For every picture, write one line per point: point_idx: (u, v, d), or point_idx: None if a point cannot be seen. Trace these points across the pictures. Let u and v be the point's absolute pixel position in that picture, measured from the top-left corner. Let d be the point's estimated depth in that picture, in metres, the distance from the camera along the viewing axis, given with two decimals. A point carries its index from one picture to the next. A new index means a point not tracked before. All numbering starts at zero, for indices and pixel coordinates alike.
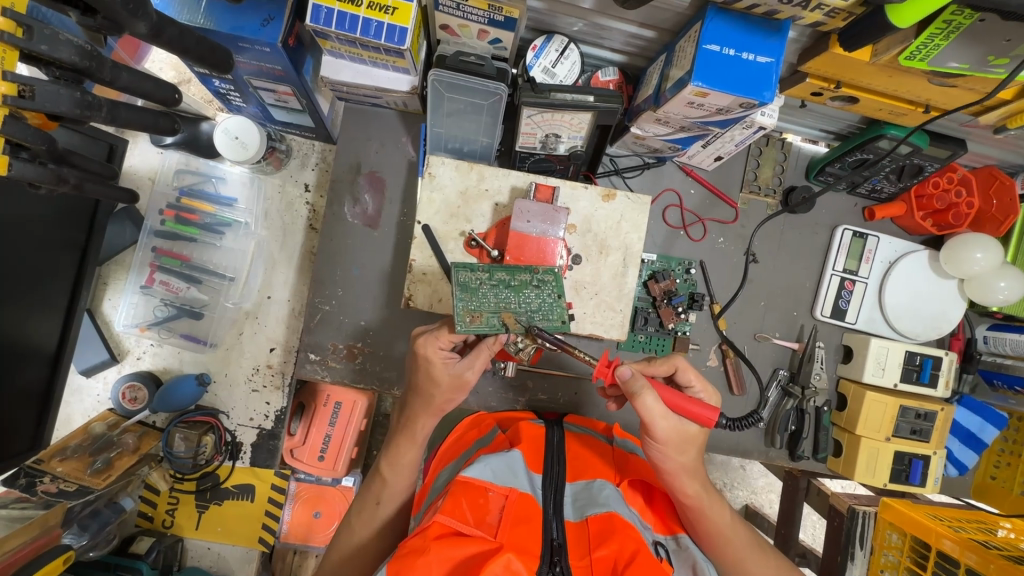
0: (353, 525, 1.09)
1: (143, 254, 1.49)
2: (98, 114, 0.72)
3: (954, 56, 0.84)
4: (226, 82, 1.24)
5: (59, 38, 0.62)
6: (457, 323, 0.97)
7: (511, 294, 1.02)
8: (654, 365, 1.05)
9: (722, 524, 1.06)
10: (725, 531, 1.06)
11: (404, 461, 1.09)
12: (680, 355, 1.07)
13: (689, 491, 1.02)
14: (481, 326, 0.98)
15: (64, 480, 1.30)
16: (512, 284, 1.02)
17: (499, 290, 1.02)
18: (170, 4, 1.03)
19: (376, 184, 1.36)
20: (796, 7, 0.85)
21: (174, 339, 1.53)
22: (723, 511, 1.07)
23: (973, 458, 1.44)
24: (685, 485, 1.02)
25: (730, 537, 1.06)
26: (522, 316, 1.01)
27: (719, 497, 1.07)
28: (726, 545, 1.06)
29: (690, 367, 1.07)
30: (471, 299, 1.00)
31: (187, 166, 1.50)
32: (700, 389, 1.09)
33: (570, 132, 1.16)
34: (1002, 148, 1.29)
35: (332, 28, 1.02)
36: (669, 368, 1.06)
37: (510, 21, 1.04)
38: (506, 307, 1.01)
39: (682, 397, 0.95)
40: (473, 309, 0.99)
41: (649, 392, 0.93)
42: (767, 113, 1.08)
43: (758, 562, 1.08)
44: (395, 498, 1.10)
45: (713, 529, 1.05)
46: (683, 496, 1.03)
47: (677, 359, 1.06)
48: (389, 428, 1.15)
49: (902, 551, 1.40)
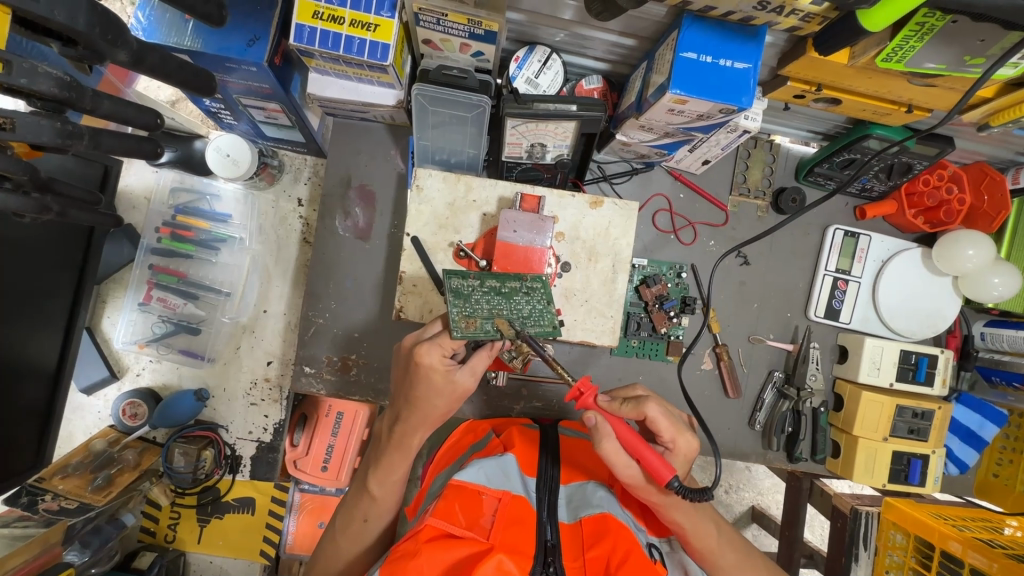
0: (338, 540, 1.09)
1: (140, 271, 1.51)
2: (80, 143, 0.72)
3: (929, 57, 0.84)
4: (217, 102, 1.27)
5: (38, 71, 0.61)
6: (452, 330, 0.98)
7: (502, 300, 1.04)
8: (621, 408, 0.98)
9: (707, 542, 1.02)
10: (715, 553, 1.03)
11: (393, 478, 1.07)
12: (653, 402, 0.97)
13: (677, 520, 1.00)
14: (477, 332, 0.99)
15: (64, 498, 1.33)
16: (503, 291, 1.05)
17: (492, 297, 1.04)
18: (156, 28, 1.05)
19: (366, 197, 1.37)
20: (770, 13, 0.86)
21: (173, 354, 1.54)
22: (709, 529, 1.03)
23: (973, 456, 1.44)
24: (671, 513, 1.00)
25: (714, 552, 1.04)
26: (514, 321, 1.02)
27: (706, 514, 1.04)
28: (712, 558, 1.04)
29: (662, 417, 0.97)
30: (464, 305, 1.01)
31: (182, 184, 1.52)
32: (677, 438, 0.99)
33: (556, 141, 1.17)
34: (991, 144, 1.28)
35: (316, 46, 1.03)
36: (638, 416, 0.98)
37: (490, 34, 1.04)
38: (499, 313, 1.02)
39: (642, 450, 0.90)
40: (468, 315, 1.00)
41: (608, 437, 0.94)
42: (750, 116, 1.08)
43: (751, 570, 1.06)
44: (382, 514, 1.09)
45: (704, 547, 1.03)
46: (671, 521, 1.01)
47: (646, 405, 0.97)
48: (379, 439, 1.11)
49: (906, 551, 1.41)
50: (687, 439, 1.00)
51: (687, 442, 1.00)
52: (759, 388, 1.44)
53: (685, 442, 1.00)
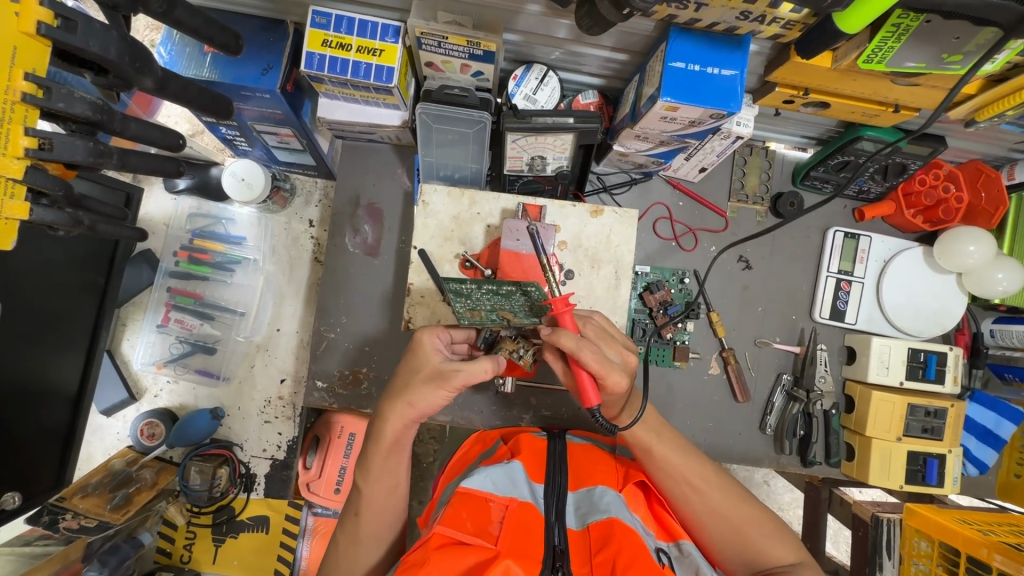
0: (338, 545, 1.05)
1: (159, 294, 1.57)
2: (110, 163, 0.77)
3: (909, 56, 0.88)
4: (233, 129, 1.34)
5: (75, 95, 0.69)
6: (458, 318, 0.95)
7: (503, 299, 1.04)
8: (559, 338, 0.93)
9: (707, 496, 1.05)
10: (721, 509, 1.04)
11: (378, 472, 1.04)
12: (581, 347, 0.92)
13: (664, 457, 1.06)
14: (482, 321, 0.96)
15: (84, 516, 1.36)
16: (502, 290, 1.05)
17: (493, 296, 1.03)
18: (178, 61, 1.12)
19: (375, 215, 1.43)
20: (753, 22, 0.90)
21: (190, 374, 1.59)
22: (695, 467, 1.07)
23: (992, 455, 1.41)
24: (661, 455, 1.06)
25: (700, 488, 1.06)
26: (519, 314, 1.02)
27: (696, 458, 1.08)
28: (695, 496, 1.05)
29: (589, 359, 0.93)
30: (466, 301, 1.00)
31: (199, 210, 1.59)
32: (607, 373, 0.96)
33: (555, 153, 1.22)
34: (983, 142, 1.30)
35: (325, 72, 1.09)
36: (574, 352, 0.93)
37: (489, 54, 1.09)
38: (501, 308, 1.02)
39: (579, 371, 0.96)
40: (472, 308, 0.98)
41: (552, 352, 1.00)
42: (742, 122, 1.11)
43: (766, 528, 1.04)
44: (376, 507, 1.04)
45: (684, 490, 1.06)
46: (664, 463, 1.06)
47: (580, 348, 0.92)
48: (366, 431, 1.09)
49: (933, 560, 1.35)
50: (619, 377, 0.97)
51: (615, 379, 0.97)
52: (768, 392, 1.44)
53: (615, 381, 0.97)
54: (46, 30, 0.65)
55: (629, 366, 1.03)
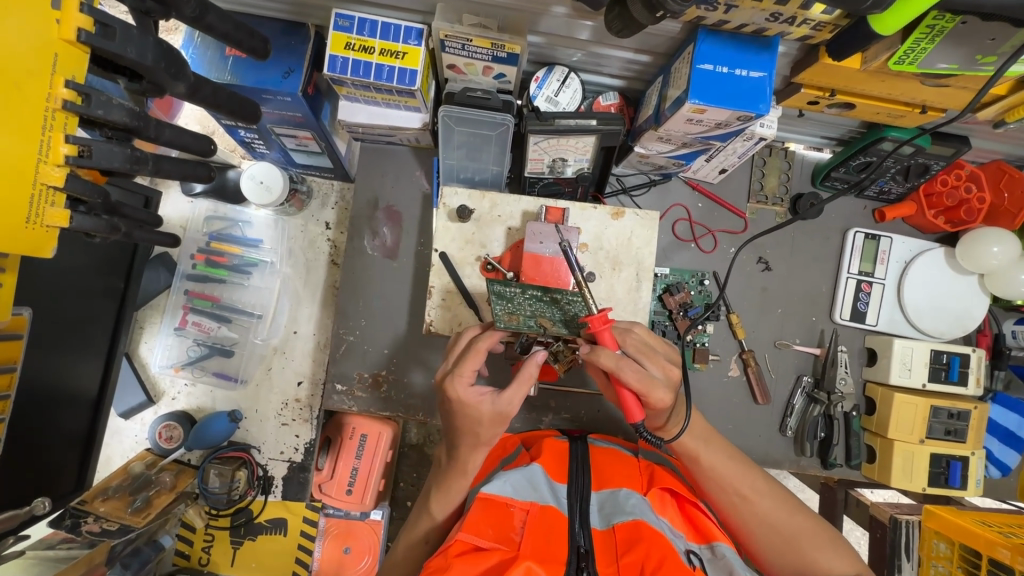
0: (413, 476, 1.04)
1: (177, 297, 1.57)
2: (145, 169, 0.78)
3: (941, 58, 0.88)
4: (252, 132, 1.33)
5: (112, 103, 0.71)
6: (496, 321, 0.94)
7: (547, 305, 1.01)
8: (598, 357, 0.93)
9: (758, 504, 1.04)
10: (771, 517, 1.03)
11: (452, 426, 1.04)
12: (619, 368, 0.93)
13: (712, 465, 1.06)
14: (519, 326, 0.94)
15: (106, 519, 1.35)
16: (546, 297, 1.02)
17: (534, 301, 1.01)
18: (201, 64, 1.12)
19: (393, 218, 1.43)
20: (783, 23, 0.89)
21: (207, 376, 1.59)
22: (745, 475, 1.06)
23: (1015, 457, 1.40)
24: (711, 463, 1.06)
25: (750, 498, 1.05)
26: (557, 322, 0.99)
27: (746, 464, 1.08)
28: (744, 504, 1.05)
29: (628, 377, 0.94)
30: (509, 304, 0.99)
31: (216, 212, 1.58)
32: (649, 389, 0.96)
33: (577, 155, 1.21)
34: (1006, 142, 1.29)
35: (348, 75, 1.09)
36: (614, 370, 0.94)
37: (512, 56, 1.08)
38: (541, 314, 0.99)
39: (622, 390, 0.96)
40: (511, 311, 0.97)
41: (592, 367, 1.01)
42: (766, 123, 1.11)
43: (813, 531, 1.03)
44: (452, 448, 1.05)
45: (732, 498, 1.06)
46: (714, 472, 1.06)
47: (619, 368, 0.93)
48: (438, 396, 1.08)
49: (952, 562, 1.34)
50: (663, 393, 0.97)
51: (658, 394, 0.97)
52: (788, 394, 1.43)
53: (659, 397, 0.97)
54: (85, 37, 0.65)
55: (672, 380, 1.02)
